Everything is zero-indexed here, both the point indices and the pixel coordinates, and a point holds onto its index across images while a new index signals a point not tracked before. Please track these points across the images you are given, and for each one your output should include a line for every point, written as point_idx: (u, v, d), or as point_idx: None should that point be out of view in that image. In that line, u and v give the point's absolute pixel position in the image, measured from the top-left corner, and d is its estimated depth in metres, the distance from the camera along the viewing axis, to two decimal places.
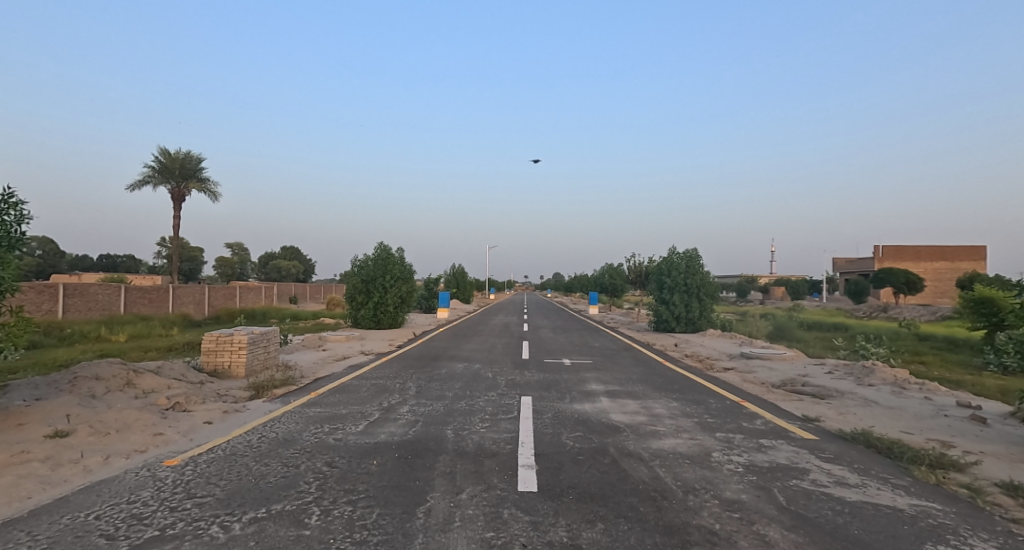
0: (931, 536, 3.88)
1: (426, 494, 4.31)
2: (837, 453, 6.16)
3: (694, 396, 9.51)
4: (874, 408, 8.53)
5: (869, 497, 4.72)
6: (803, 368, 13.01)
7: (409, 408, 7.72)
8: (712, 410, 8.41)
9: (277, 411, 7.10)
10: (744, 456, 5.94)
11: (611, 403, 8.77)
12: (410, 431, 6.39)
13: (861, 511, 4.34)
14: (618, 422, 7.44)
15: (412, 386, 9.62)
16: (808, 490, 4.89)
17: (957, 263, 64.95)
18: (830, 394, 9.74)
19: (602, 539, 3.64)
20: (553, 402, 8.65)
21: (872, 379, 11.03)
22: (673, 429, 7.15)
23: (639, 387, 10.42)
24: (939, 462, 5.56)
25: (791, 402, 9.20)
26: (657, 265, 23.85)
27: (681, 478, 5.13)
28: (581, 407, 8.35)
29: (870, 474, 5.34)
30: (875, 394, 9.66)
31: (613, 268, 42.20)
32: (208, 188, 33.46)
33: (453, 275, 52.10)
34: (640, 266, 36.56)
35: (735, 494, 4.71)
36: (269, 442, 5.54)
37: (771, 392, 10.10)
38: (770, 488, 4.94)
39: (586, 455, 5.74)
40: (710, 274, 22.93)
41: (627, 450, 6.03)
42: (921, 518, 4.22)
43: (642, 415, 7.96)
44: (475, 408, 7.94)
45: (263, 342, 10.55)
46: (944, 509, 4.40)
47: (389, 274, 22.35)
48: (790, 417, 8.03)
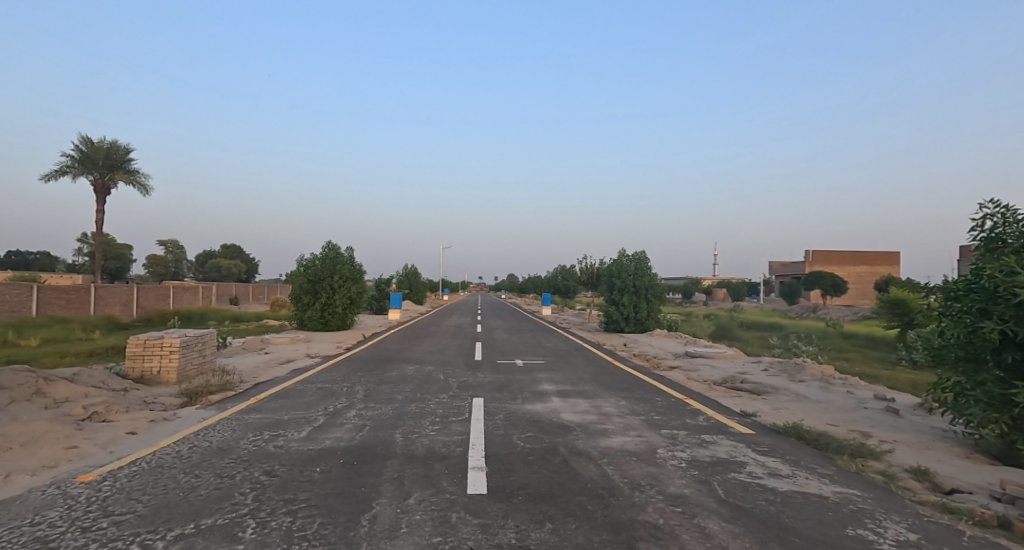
0: (853, 520, 4.11)
1: (372, 501, 4.19)
2: (772, 445, 6.46)
3: (642, 395, 9.74)
4: (805, 402, 9.03)
5: (799, 486, 4.97)
6: (742, 366, 13.57)
7: (356, 412, 7.51)
8: (658, 408, 8.63)
9: (211, 418, 6.74)
10: (688, 452, 6.13)
11: (562, 403, 8.85)
12: (357, 436, 6.21)
13: (792, 500, 4.56)
14: (569, 421, 7.52)
15: (360, 389, 9.35)
16: (745, 481, 5.10)
17: (878, 266, 69.89)
18: (767, 390, 10.23)
19: (550, 539, 3.65)
20: (504, 403, 8.64)
21: (803, 375, 11.64)
22: (621, 427, 7.31)
23: (589, 386, 10.58)
24: (860, 451, 5.91)
25: (731, 398, 9.59)
26: (608, 266, 24.40)
27: (628, 475, 5.23)
28: (533, 407, 8.39)
29: (800, 465, 5.63)
30: (806, 389, 10.23)
31: (565, 269, 42.61)
32: (136, 179, 31.51)
33: (405, 276, 51.22)
34: (592, 267, 36.51)
35: (678, 489, 4.84)
36: (200, 452, 5.26)
37: (713, 389, 10.49)
38: (711, 481, 5.11)
39: (536, 455, 5.76)
40: (657, 276, 23.58)
41: (577, 449, 6.09)
42: (844, 504, 4.47)
43: (592, 414, 8.09)
44: (426, 410, 7.82)
45: (196, 345, 10.00)
46: (864, 495, 4.68)
47: (337, 274, 21.71)
48: (730, 412, 8.35)
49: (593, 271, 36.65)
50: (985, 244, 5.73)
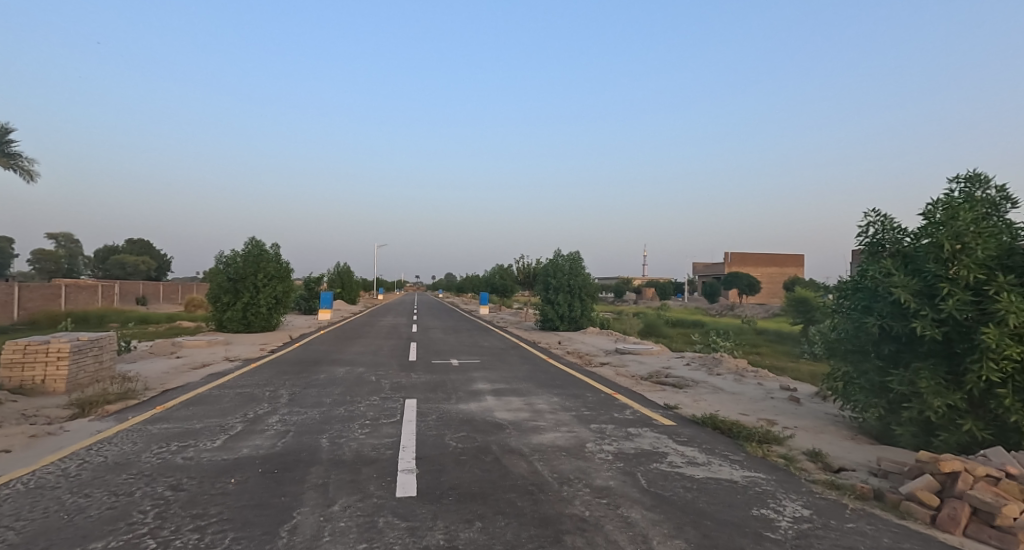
0: (759, 501, 4.43)
1: (292, 510, 4.05)
2: (691, 435, 6.83)
3: (573, 391, 9.99)
4: (721, 394, 9.62)
5: (713, 473, 5.29)
6: (667, 361, 14.23)
7: (279, 418, 7.21)
8: (588, 403, 8.89)
9: (108, 431, 6.24)
10: (614, 445, 6.37)
11: (496, 401, 8.91)
12: (279, 443, 5.96)
13: (706, 486, 4.86)
14: (502, 420, 7.58)
15: (284, 394, 8.97)
16: (665, 471, 5.37)
17: (787, 267, 75.46)
18: (688, 384, 10.80)
19: (479, 538, 3.68)
20: (437, 403, 8.58)
21: (720, 369, 12.40)
22: (553, 423, 7.46)
23: (523, 384, 10.72)
24: (766, 437, 6.38)
25: (656, 392, 10.04)
26: (544, 266, 24.78)
27: (558, 470, 5.36)
28: (466, 407, 8.38)
29: (714, 453, 5.99)
30: (723, 382, 10.90)
31: (503, 269, 42.87)
32: (19, 164, 28.45)
33: (338, 275, 49.51)
34: (529, 266, 36.91)
35: (604, 481, 5.02)
36: (94, 469, 4.86)
37: (640, 384, 10.93)
38: (635, 472, 5.33)
39: (468, 455, 5.77)
40: (591, 276, 24.20)
41: (509, 447, 6.16)
42: (751, 487, 4.82)
43: (524, 411, 8.20)
44: (355, 413, 7.63)
45: (92, 350, 9.22)
46: (768, 477, 5.07)
47: (261, 272, 20.68)
48: (654, 405, 8.75)
49: (529, 270, 37.05)
50: (868, 249, 6.36)
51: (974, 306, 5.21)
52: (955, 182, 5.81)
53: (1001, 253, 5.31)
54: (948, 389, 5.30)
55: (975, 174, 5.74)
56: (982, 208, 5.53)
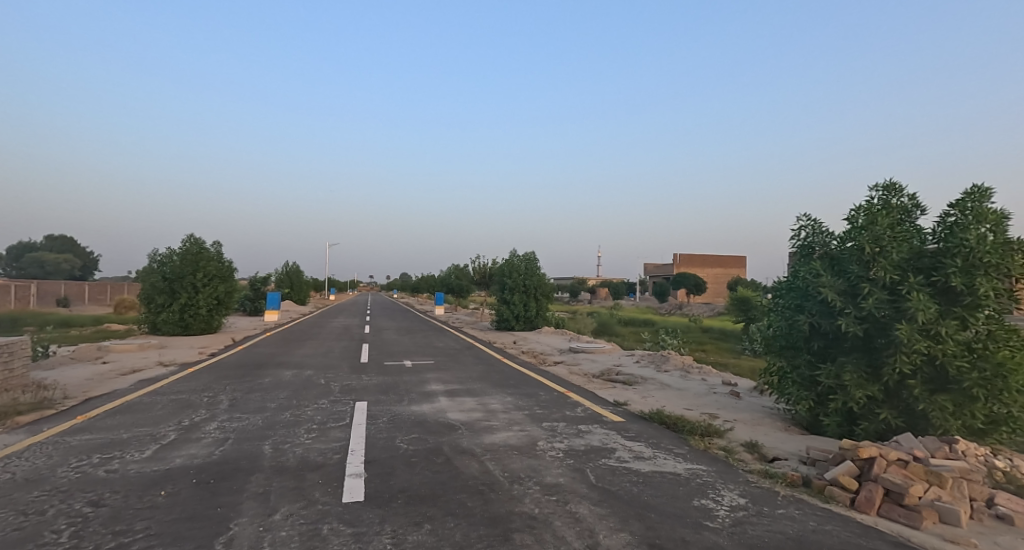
0: (700, 492, 4.59)
1: (229, 521, 3.87)
2: (638, 431, 7.00)
3: (526, 390, 10.04)
4: (668, 390, 9.90)
5: (658, 466, 5.43)
6: (619, 359, 14.53)
7: (217, 425, 6.88)
8: (541, 402, 8.95)
9: (20, 445, 5.77)
10: (565, 442, 6.43)
11: (449, 402, 8.83)
12: (216, 452, 5.69)
13: (651, 479, 4.98)
14: (455, 420, 7.52)
15: (224, 399, 8.57)
16: (613, 466, 5.46)
17: (731, 267, 78.57)
18: (638, 380, 11.05)
19: (428, 541, 3.62)
20: (389, 405, 8.42)
21: (667, 366, 12.77)
22: (505, 423, 7.46)
23: (477, 384, 10.67)
24: (708, 430, 6.62)
25: (607, 389, 10.23)
26: (500, 266, 24.77)
27: (509, 469, 5.36)
28: (419, 408, 8.27)
29: (660, 447, 6.16)
30: (670, 378, 11.22)
31: (458, 269, 42.59)
32: None
33: (286, 275, 47.74)
34: (484, 266, 36.82)
35: (555, 478, 5.06)
36: (1, 487, 4.48)
37: (591, 382, 11.10)
38: (584, 468, 5.41)
39: (419, 457, 5.69)
40: (546, 276, 24.36)
41: (460, 447, 6.11)
42: (693, 478, 4.98)
43: (478, 411, 8.16)
44: (301, 418, 7.38)
45: (2, 357, 8.51)
46: (709, 468, 5.25)
47: (201, 272, 19.73)
48: (604, 403, 8.90)
49: (485, 270, 36.97)
50: (799, 251, 6.71)
51: (890, 305, 5.61)
52: (876, 190, 6.21)
53: (913, 256, 5.72)
54: (868, 381, 5.68)
55: (891, 184, 6.15)
56: (897, 214, 5.94)
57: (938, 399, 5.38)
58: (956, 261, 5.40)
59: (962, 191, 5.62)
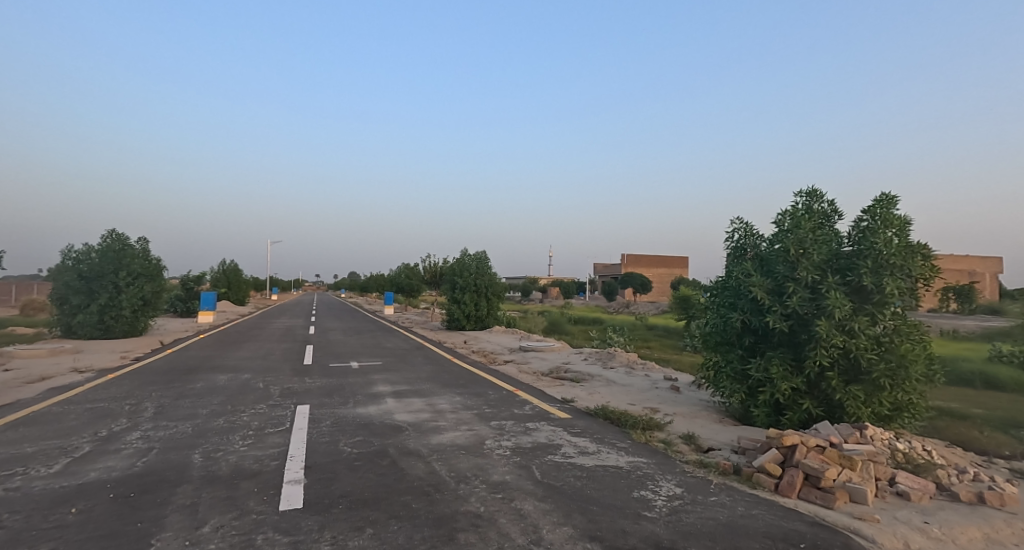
0: (641, 484, 4.71)
1: (150, 537, 3.63)
2: (583, 427, 7.11)
3: (475, 390, 9.99)
4: (613, 386, 10.13)
5: (601, 460, 5.54)
6: (567, 357, 14.73)
7: (141, 434, 6.46)
8: (490, 401, 8.93)
9: None
10: (512, 440, 6.45)
11: (395, 403, 8.67)
12: (139, 463, 5.34)
13: (594, 473, 5.07)
14: (401, 421, 7.39)
15: (150, 407, 8.06)
16: (558, 462, 5.52)
17: (676, 267, 81.26)
18: (585, 377, 11.24)
19: (369, 545, 3.53)
20: (331, 408, 8.17)
21: (614, 362, 13.06)
22: (453, 423, 7.40)
23: (425, 385, 10.53)
24: (649, 424, 6.81)
25: (555, 387, 10.34)
26: (450, 266, 24.61)
27: (455, 468, 5.31)
28: (364, 410, 8.07)
29: (603, 442, 6.28)
30: (616, 375, 11.48)
31: (408, 268, 41.94)
32: None
33: (222, 274, 45.57)
34: (434, 266, 36.41)
35: (501, 476, 5.06)
36: None
37: (540, 380, 11.19)
38: (530, 465, 5.44)
39: (363, 460, 5.55)
40: (497, 275, 24.35)
41: (406, 449, 6.01)
42: (634, 471, 5.11)
43: (425, 412, 8.05)
44: (235, 424, 7.05)
45: None
46: (649, 460, 5.41)
47: (124, 271, 18.50)
48: (552, 400, 8.99)
49: (435, 269, 36.54)
50: (732, 252, 7.02)
51: (811, 303, 5.96)
52: (801, 196, 6.57)
53: (831, 257, 6.11)
54: (792, 373, 6.02)
55: (813, 190, 6.53)
56: (818, 219, 6.33)
57: (852, 389, 5.78)
58: (868, 263, 5.82)
59: (873, 199, 6.06)
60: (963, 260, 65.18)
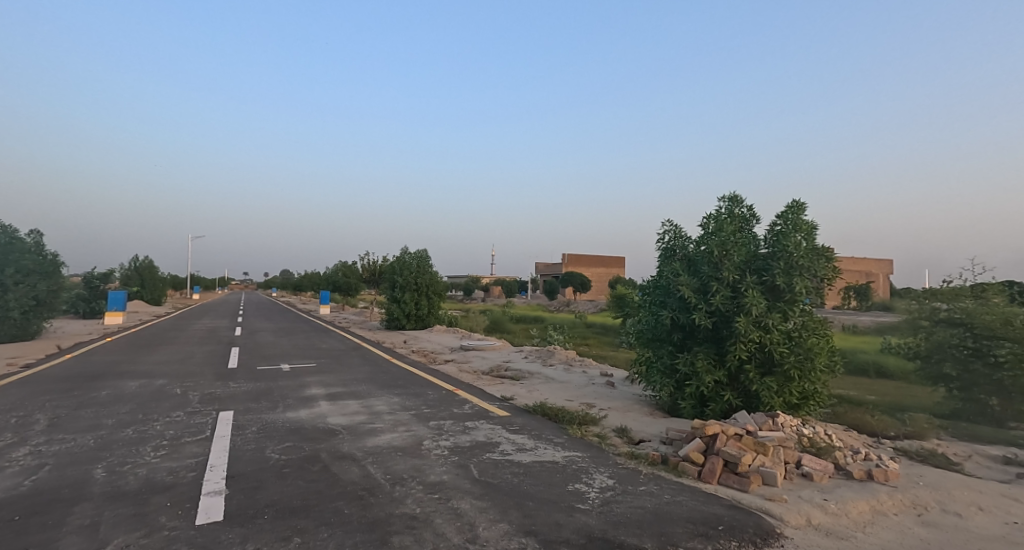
0: (575, 477, 4.83)
1: None
2: (521, 424, 7.19)
3: (414, 390, 9.88)
4: (552, 383, 10.31)
5: (538, 456, 5.64)
6: (508, 355, 14.83)
7: (35, 450, 5.93)
8: (428, 401, 8.85)
9: None
10: (451, 440, 6.43)
11: (329, 406, 8.42)
12: (32, 482, 4.90)
13: (531, 469, 5.15)
14: (335, 425, 7.19)
15: (45, 419, 7.40)
16: (496, 459, 5.57)
17: (614, 267, 83.55)
18: (525, 375, 11.37)
19: None
20: (259, 414, 7.82)
21: (553, 360, 13.29)
22: (390, 424, 7.28)
23: (361, 386, 10.29)
24: (584, 419, 6.99)
25: (495, 385, 10.39)
26: (390, 264, 24.18)
27: (391, 471, 5.24)
28: (294, 414, 7.78)
29: (541, 438, 6.39)
30: (554, 372, 11.68)
31: (345, 266, 40.75)
32: None
33: (135, 272, 42.65)
34: (372, 265, 35.59)
35: (438, 476, 5.04)
36: None
37: (480, 379, 11.22)
38: (468, 464, 5.45)
39: (292, 467, 5.36)
40: (438, 274, 24.14)
41: (339, 453, 5.86)
42: (569, 465, 5.24)
43: (361, 414, 7.87)
44: (148, 434, 6.60)
45: None
46: (584, 454, 5.56)
47: (12, 268, 16.83)
48: (492, 398, 9.03)
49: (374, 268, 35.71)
50: (662, 253, 7.33)
51: (732, 301, 6.34)
52: (724, 201, 6.96)
53: (749, 258, 6.53)
54: (715, 367, 6.39)
55: (734, 196, 6.94)
56: (739, 223, 6.73)
57: (767, 381, 6.20)
58: (780, 264, 6.27)
59: (785, 205, 6.51)
60: (867, 260, 71.06)
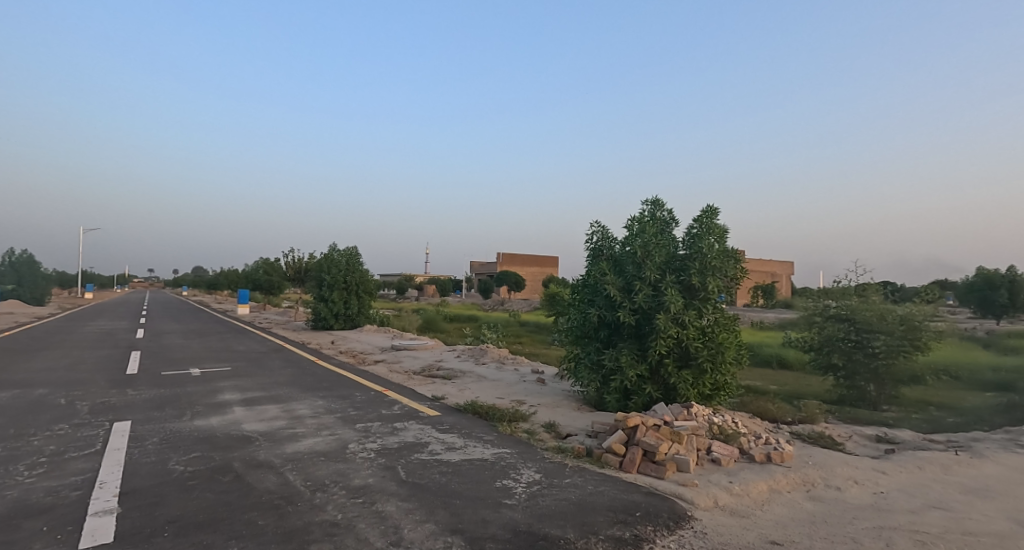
0: (502, 474, 4.87)
1: None
2: (452, 423, 7.15)
3: (341, 392, 9.55)
4: (483, 381, 10.32)
5: (467, 454, 5.62)
6: (440, 354, 14.68)
7: None
8: (355, 403, 8.60)
9: None
10: (378, 442, 6.28)
11: (246, 412, 7.98)
12: None
13: (460, 468, 5.13)
14: (252, 431, 6.82)
15: None
16: (425, 460, 5.50)
17: (547, 266, 84.81)
18: (457, 374, 11.30)
19: None
20: (164, 423, 7.27)
21: (486, 358, 13.30)
22: (313, 428, 7.01)
23: (283, 390, 9.83)
24: (515, 416, 7.06)
25: (426, 385, 10.26)
26: (318, 262, 23.31)
27: (312, 477, 5.05)
28: (207, 422, 7.31)
29: (471, 436, 6.37)
30: (487, 370, 11.69)
31: (267, 263, 38.70)
32: None
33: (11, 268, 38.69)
34: (298, 262, 34.04)
35: (363, 480, 4.91)
36: None
37: (411, 379, 11.03)
38: (395, 465, 5.35)
39: (200, 478, 5.03)
40: (369, 271, 23.49)
41: (255, 461, 5.57)
42: (497, 462, 5.27)
43: (281, 419, 7.52)
44: (27, 451, 5.95)
45: None
46: (512, 451, 5.61)
47: None
48: (423, 398, 8.91)
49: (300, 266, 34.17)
50: (590, 254, 7.54)
51: (653, 299, 6.63)
52: (646, 205, 7.25)
53: (669, 258, 6.86)
54: (638, 362, 6.66)
55: (657, 200, 7.25)
56: (660, 226, 7.04)
57: (683, 374, 6.54)
58: (696, 265, 6.63)
59: (701, 210, 6.88)
60: (776, 262, 76.75)
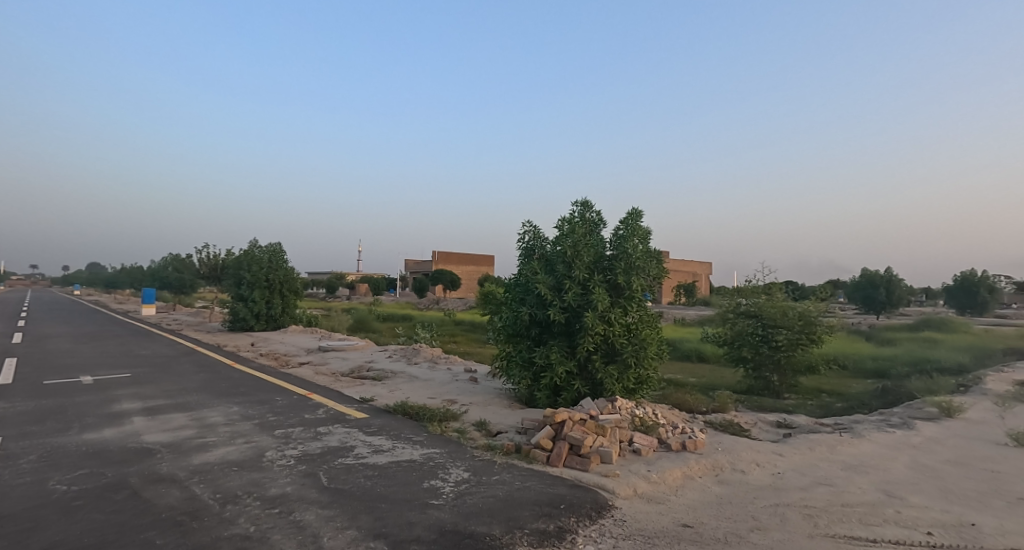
0: (430, 475, 4.75)
1: None
2: (380, 425, 6.92)
3: (259, 397, 9.02)
4: (414, 382, 10.09)
5: (395, 456, 5.46)
6: (370, 355, 14.23)
7: None
8: (275, 408, 8.13)
9: None
10: (298, 448, 5.97)
11: (148, 422, 7.33)
12: None
13: (386, 471, 4.97)
14: (154, 443, 6.27)
15: None
16: (350, 464, 5.29)
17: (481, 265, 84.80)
18: (387, 375, 10.98)
19: None
20: (49, 438, 6.53)
21: (417, 358, 13.03)
22: (226, 437, 6.55)
23: (193, 397, 9.13)
24: (445, 415, 6.94)
25: (353, 387, 9.89)
26: (237, 259, 21.97)
27: (222, 489, 4.70)
28: (102, 435, 6.65)
29: (399, 438, 6.20)
30: (418, 370, 11.46)
31: (179, 260, 36.02)
32: None
33: None
34: (213, 258, 31.92)
35: (280, 489, 4.63)
36: None
37: (337, 381, 10.60)
38: (317, 471, 5.10)
39: (89, 498, 4.55)
40: (294, 269, 22.40)
41: (157, 475, 5.12)
42: (426, 462, 5.15)
43: (190, 428, 6.98)
44: None
45: None
46: (441, 451, 5.50)
47: None
48: (349, 401, 8.58)
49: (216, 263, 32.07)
50: (521, 252, 7.56)
51: (582, 297, 6.74)
52: (576, 205, 7.36)
53: (597, 258, 7.00)
54: (567, 358, 6.75)
55: (586, 201, 7.37)
56: (588, 226, 7.17)
57: (610, 369, 6.70)
58: (621, 264, 6.80)
59: (627, 212, 7.07)
60: (697, 261, 81.05)
